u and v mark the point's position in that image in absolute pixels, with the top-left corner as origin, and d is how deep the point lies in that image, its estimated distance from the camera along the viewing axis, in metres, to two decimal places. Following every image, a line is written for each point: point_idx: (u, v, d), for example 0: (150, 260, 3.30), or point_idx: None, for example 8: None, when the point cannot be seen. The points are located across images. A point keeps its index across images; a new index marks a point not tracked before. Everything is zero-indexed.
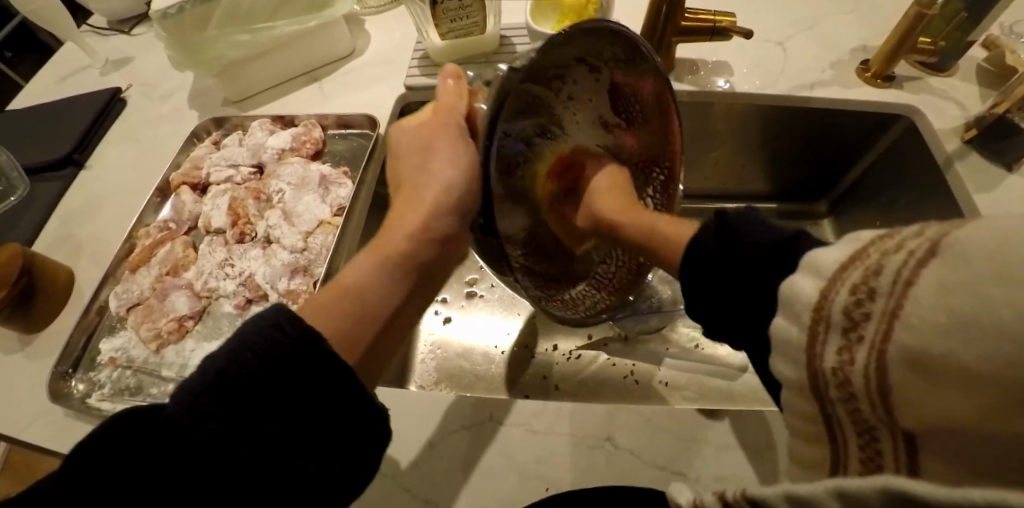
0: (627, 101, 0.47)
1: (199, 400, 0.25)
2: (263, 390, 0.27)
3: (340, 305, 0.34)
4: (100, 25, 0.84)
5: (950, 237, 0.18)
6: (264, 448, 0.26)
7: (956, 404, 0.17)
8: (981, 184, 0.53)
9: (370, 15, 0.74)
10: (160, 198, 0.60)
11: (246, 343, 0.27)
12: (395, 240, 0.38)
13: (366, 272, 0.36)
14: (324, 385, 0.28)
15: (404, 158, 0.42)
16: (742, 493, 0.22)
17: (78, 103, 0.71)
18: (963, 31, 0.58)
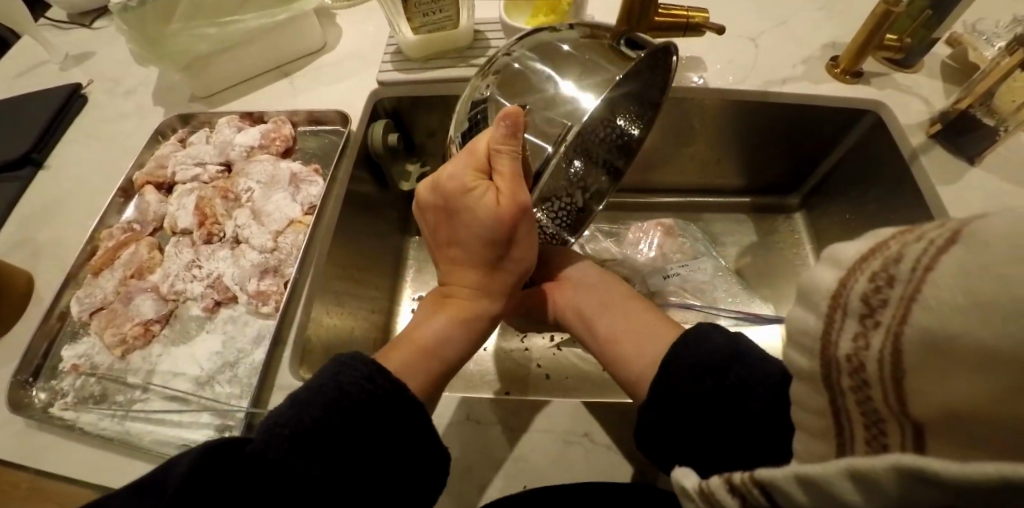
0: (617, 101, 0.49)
1: (292, 437, 0.31)
2: (345, 431, 0.32)
3: (426, 364, 0.38)
4: (60, 18, 0.81)
5: (971, 226, 0.17)
6: (327, 489, 0.30)
7: (972, 389, 0.17)
8: (946, 178, 0.55)
9: (342, 9, 0.73)
10: (124, 198, 0.58)
11: (344, 391, 0.33)
12: (472, 307, 0.40)
13: (449, 336, 0.40)
14: (390, 429, 0.33)
15: (460, 220, 0.38)
16: (750, 476, 0.23)
17: (36, 100, 0.68)
18: (928, 28, 0.60)
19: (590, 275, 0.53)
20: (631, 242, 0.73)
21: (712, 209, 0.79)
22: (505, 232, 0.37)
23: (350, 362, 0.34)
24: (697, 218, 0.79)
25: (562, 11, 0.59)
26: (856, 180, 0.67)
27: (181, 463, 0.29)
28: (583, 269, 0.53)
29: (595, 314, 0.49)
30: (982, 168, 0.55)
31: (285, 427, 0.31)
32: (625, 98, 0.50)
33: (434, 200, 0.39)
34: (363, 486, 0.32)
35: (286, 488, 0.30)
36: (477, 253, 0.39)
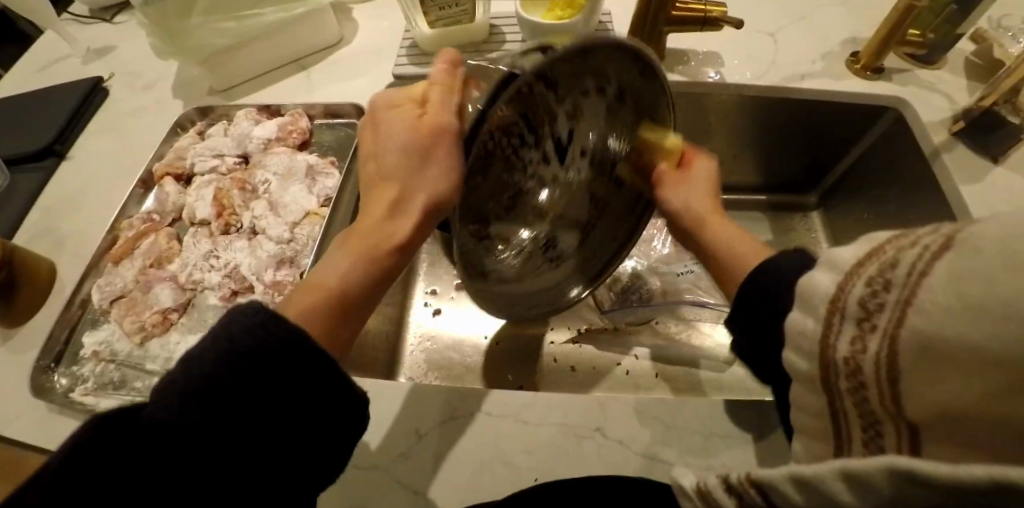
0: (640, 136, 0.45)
1: (179, 402, 0.24)
2: (247, 390, 0.26)
3: (322, 307, 0.33)
4: (82, 13, 0.82)
5: (963, 232, 0.17)
6: (228, 456, 0.24)
7: (964, 392, 0.17)
8: (968, 176, 0.54)
9: (358, 3, 0.73)
10: (143, 189, 0.59)
11: (230, 341, 0.26)
12: (378, 234, 0.37)
13: (350, 273, 0.35)
14: (306, 381, 0.28)
15: (384, 134, 0.38)
16: (747, 477, 0.23)
17: (59, 93, 0.70)
18: (951, 24, 0.59)
19: (706, 201, 0.48)
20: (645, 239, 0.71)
21: (729, 206, 0.78)
22: (420, 144, 0.36)
23: (233, 309, 0.27)
24: None
25: (579, 6, 0.58)
26: (875, 179, 0.66)
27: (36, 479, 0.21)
28: (695, 193, 0.48)
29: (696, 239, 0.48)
30: (1007, 166, 0.54)
31: (166, 393, 0.24)
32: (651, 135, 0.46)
33: (375, 120, 0.40)
34: (276, 431, 0.26)
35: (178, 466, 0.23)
36: (396, 171, 0.37)
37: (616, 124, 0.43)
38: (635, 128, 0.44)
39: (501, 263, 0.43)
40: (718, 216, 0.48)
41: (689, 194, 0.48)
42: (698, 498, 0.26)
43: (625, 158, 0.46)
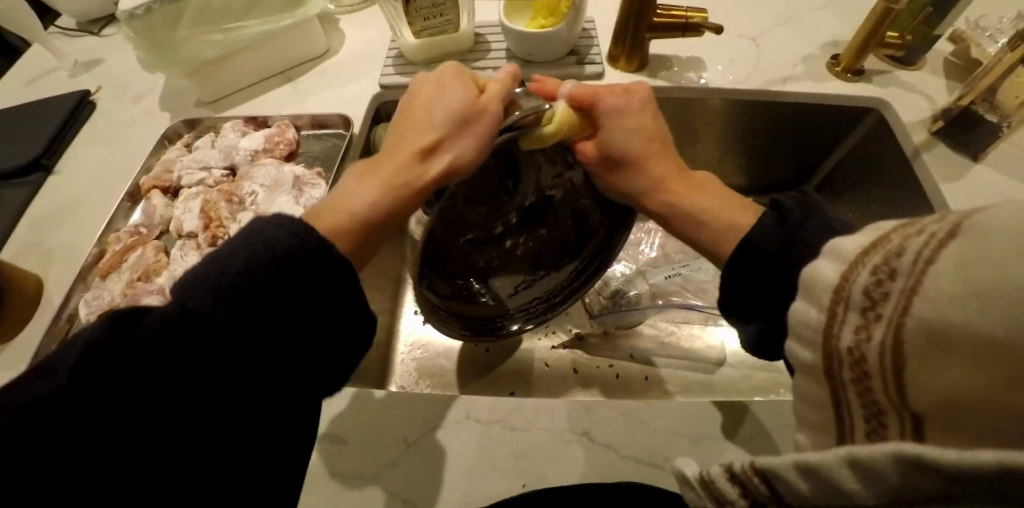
0: (593, 214, 0.50)
1: (212, 295, 0.27)
2: (269, 294, 0.29)
3: (345, 227, 0.36)
4: (69, 26, 0.82)
5: (971, 220, 0.17)
6: (244, 348, 0.27)
7: (967, 378, 0.17)
8: (948, 174, 0.55)
9: (345, 14, 0.73)
10: (131, 202, 0.59)
11: (268, 244, 0.30)
12: (399, 174, 0.37)
13: (372, 204, 0.36)
14: (319, 300, 0.31)
15: (440, 92, 0.40)
16: (751, 465, 0.23)
17: (46, 106, 0.69)
18: (930, 25, 0.60)
19: (674, 174, 0.43)
20: (632, 243, 0.73)
21: None
22: (466, 111, 0.38)
23: (272, 221, 0.31)
24: None
25: (561, 14, 0.58)
26: (860, 179, 0.67)
27: (86, 333, 0.25)
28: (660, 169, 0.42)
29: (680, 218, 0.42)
30: (987, 164, 0.55)
31: (205, 282, 0.28)
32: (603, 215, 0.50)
33: (433, 76, 0.42)
34: (283, 344, 0.29)
35: (195, 347, 0.26)
36: (434, 123, 0.38)
37: (577, 189, 0.49)
38: (589, 201, 0.50)
39: (448, 289, 0.46)
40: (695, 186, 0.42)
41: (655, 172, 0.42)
42: (702, 488, 0.26)
43: (581, 224, 0.51)
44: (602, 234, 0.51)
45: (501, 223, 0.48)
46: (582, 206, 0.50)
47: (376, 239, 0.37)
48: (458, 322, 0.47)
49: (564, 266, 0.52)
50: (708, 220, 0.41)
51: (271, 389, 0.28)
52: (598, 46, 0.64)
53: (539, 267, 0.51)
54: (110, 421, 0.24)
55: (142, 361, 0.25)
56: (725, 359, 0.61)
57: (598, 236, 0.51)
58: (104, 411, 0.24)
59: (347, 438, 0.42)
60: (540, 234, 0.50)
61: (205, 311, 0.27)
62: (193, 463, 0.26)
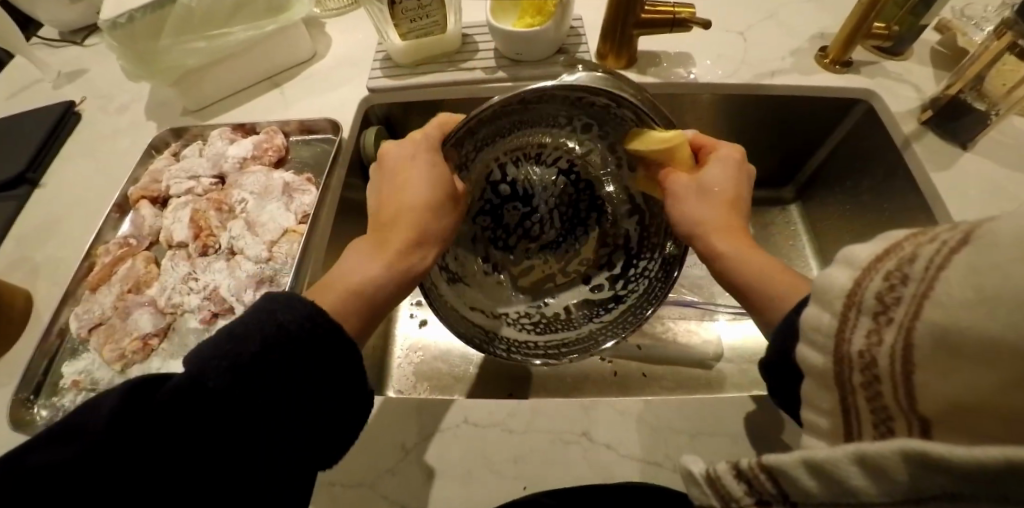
0: (637, 246, 0.49)
1: (229, 368, 0.28)
2: (287, 370, 0.30)
3: (353, 304, 0.37)
4: (52, 37, 0.81)
5: (983, 228, 0.19)
6: (265, 423, 0.28)
7: (979, 381, 0.19)
8: (939, 162, 0.55)
9: (331, 18, 0.73)
10: (119, 214, 0.58)
11: (283, 326, 0.30)
12: (395, 248, 0.39)
13: (381, 281, 0.38)
14: (334, 365, 0.32)
15: (405, 175, 0.42)
16: (758, 463, 0.25)
17: (30, 119, 0.69)
18: (916, 14, 0.60)
19: (722, 218, 0.41)
20: None
21: None
22: (446, 190, 0.42)
23: (282, 298, 0.31)
24: None
25: (547, 13, 0.58)
26: (850, 170, 0.68)
27: (109, 402, 0.25)
28: (705, 208, 0.41)
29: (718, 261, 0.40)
30: (975, 152, 0.55)
31: (218, 359, 0.28)
32: (648, 251, 0.48)
33: (410, 142, 0.42)
34: (306, 414, 0.30)
35: (221, 427, 0.27)
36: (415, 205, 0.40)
37: (623, 217, 0.50)
38: (631, 237, 0.49)
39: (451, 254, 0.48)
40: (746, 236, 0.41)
41: (700, 207, 0.41)
42: (707, 485, 0.28)
43: (612, 256, 0.50)
44: (647, 270, 0.47)
45: (534, 216, 0.52)
46: (619, 239, 0.50)
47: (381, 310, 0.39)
48: (449, 288, 0.47)
49: (586, 294, 0.50)
50: (765, 275, 0.38)
51: (274, 456, 0.28)
52: (586, 44, 0.64)
53: (557, 287, 0.51)
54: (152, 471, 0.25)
55: (163, 437, 0.25)
56: (722, 354, 0.61)
57: (644, 272, 0.47)
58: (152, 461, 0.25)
59: None
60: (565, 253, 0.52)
61: (219, 387, 0.27)
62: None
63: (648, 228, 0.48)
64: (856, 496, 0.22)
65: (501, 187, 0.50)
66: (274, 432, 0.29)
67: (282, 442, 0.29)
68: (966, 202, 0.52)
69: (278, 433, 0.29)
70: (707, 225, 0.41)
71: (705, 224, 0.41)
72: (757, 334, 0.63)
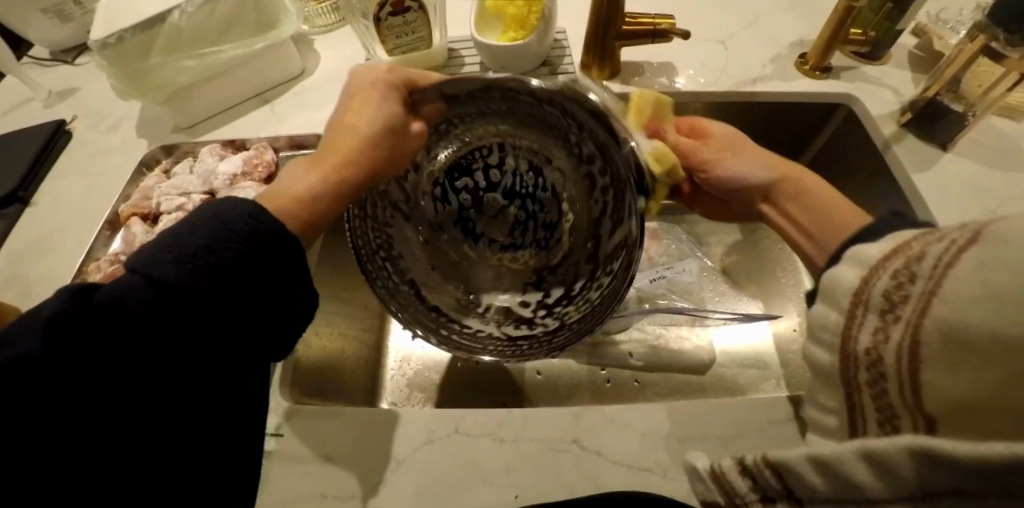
0: (576, 292, 0.45)
1: (178, 262, 0.27)
2: (241, 277, 0.29)
3: (298, 212, 0.35)
4: (43, 56, 0.81)
5: (992, 228, 0.21)
6: (221, 339, 0.28)
7: (983, 375, 0.21)
8: (920, 164, 0.56)
9: (320, 34, 0.74)
10: (111, 231, 0.59)
11: (228, 224, 0.29)
12: (343, 158, 0.38)
13: (315, 191, 0.36)
14: (286, 281, 0.31)
15: (360, 87, 0.41)
16: (764, 460, 0.28)
17: (21, 137, 0.69)
18: (892, 20, 0.61)
19: (762, 158, 0.46)
20: None
21: None
22: (404, 121, 0.40)
23: (232, 200, 0.30)
24: (681, 219, 0.76)
25: (531, 26, 0.59)
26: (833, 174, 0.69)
27: (45, 306, 0.24)
28: (744, 159, 0.46)
29: (792, 201, 0.43)
30: (955, 153, 0.57)
31: (168, 253, 0.27)
32: (581, 301, 0.44)
33: (377, 71, 0.42)
34: (263, 327, 0.31)
35: (179, 336, 0.26)
36: (369, 120, 0.39)
37: (582, 262, 0.45)
38: (578, 279, 0.45)
39: (410, 209, 0.47)
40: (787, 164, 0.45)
41: (743, 153, 0.46)
42: (712, 480, 0.31)
43: (553, 286, 0.46)
44: (568, 316, 0.44)
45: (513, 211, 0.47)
46: (567, 279, 0.46)
47: (324, 219, 0.37)
48: (398, 238, 0.47)
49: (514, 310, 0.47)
50: (822, 215, 0.41)
51: (238, 382, 0.29)
52: (571, 56, 0.65)
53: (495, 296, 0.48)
54: (91, 373, 0.24)
55: (107, 344, 0.25)
56: (715, 360, 0.62)
57: (571, 312, 0.44)
58: (93, 371, 0.24)
59: (339, 458, 0.42)
60: (517, 254, 0.49)
61: (178, 287, 0.26)
62: (167, 423, 0.27)
63: (591, 281, 0.43)
64: (860, 492, 0.23)
65: (492, 174, 0.46)
66: (240, 350, 0.29)
67: (251, 370, 0.30)
68: (946, 201, 0.53)
69: (244, 359, 0.29)
70: (746, 168, 0.46)
71: (736, 165, 0.46)
72: (748, 338, 0.64)
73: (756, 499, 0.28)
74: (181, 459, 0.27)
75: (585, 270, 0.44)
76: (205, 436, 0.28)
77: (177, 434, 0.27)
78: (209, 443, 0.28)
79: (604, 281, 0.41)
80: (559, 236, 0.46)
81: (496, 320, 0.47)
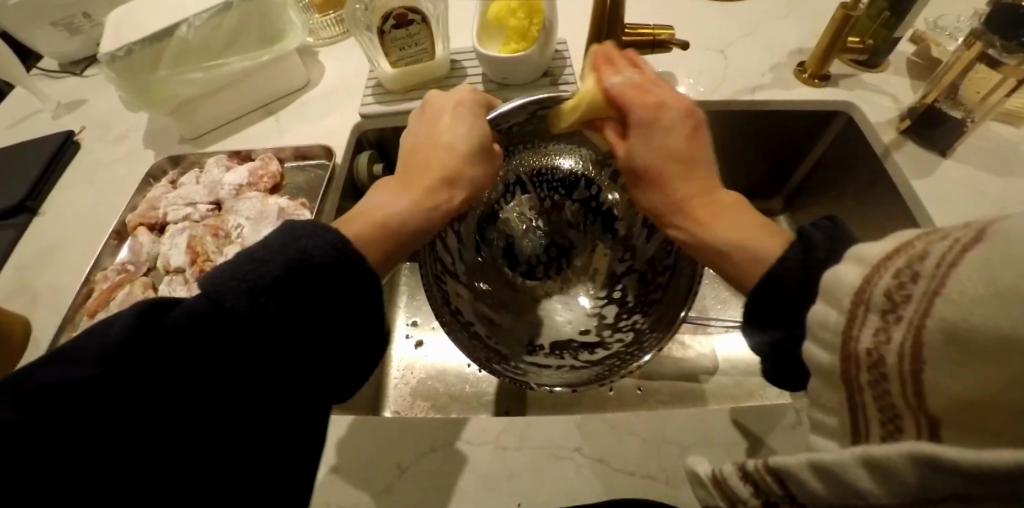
0: (633, 303, 0.49)
1: (250, 293, 0.29)
2: (299, 305, 0.30)
3: (383, 238, 0.36)
4: (52, 68, 0.83)
5: (996, 225, 0.21)
6: (256, 356, 0.28)
7: (986, 374, 0.20)
8: (919, 170, 0.56)
9: (324, 46, 0.75)
10: (117, 240, 0.59)
11: (307, 254, 0.31)
12: (432, 182, 0.39)
13: (409, 215, 0.38)
14: (344, 315, 0.32)
15: (440, 110, 0.43)
16: (765, 464, 0.28)
17: (30, 148, 0.70)
18: (889, 28, 0.62)
19: (691, 179, 0.39)
20: None
21: None
22: (488, 144, 0.42)
23: (309, 229, 0.32)
24: None
25: (532, 37, 0.59)
26: (833, 181, 0.70)
27: (117, 320, 0.27)
28: (668, 172, 0.39)
29: (696, 227, 0.38)
30: (955, 159, 0.57)
31: (241, 281, 0.29)
32: (647, 309, 0.47)
33: (461, 93, 0.44)
34: (329, 368, 0.32)
35: (241, 354, 0.28)
36: (456, 145, 0.40)
37: (625, 276, 0.51)
38: (631, 287, 0.50)
39: (456, 262, 0.49)
40: (715, 196, 0.39)
41: (673, 166, 0.39)
42: (715, 487, 0.31)
43: (608, 306, 0.50)
44: (636, 324, 0.47)
45: (554, 238, 0.55)
46: (616, 294, 0.51)
47: (405, 245, 0.38)
48: (449, 286, 0.47)
49: (574, 335, 0.49)
50: (729, 253, 0.36)
51: (240, 398, 0.28)
52: (571, 66, 0.66)
53: (555, 317, 0.51)
54: (142, 384, 0.27)
55: (169, 356, 0.27)
56: (718, 367, 0.62)
57: (642, 320, 0.47)
58: (150, 378, 0.27)
59: (343, 466, 0.42)
60: (564, 283, 0.54)
61: (238, 309, 0.28)
62: (193, 432, 0.28)
63: (644, 285, 0.49)
64: (864, 497, 0.23)
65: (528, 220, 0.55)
66: (251, 365, 0.28)
67: (258, 380, 0.28)
68: (947, 207, 0.53)
69: (258, 366, 0.28)
70: (661, 177, 0.39)
71: (646, 170, 0.40)
72: None
73: (758, 502, 0.28)
74: (226, 463, 0.28)
75: (638, 284, 0.50)
76: (210, 450, 0.28)
77: (201, 447, 0.28)
78: (209, 442, 0.28)
79: (660, 278, 0.47)
80: (597, 264, 0.54)
81: (566, 347, 0.48)
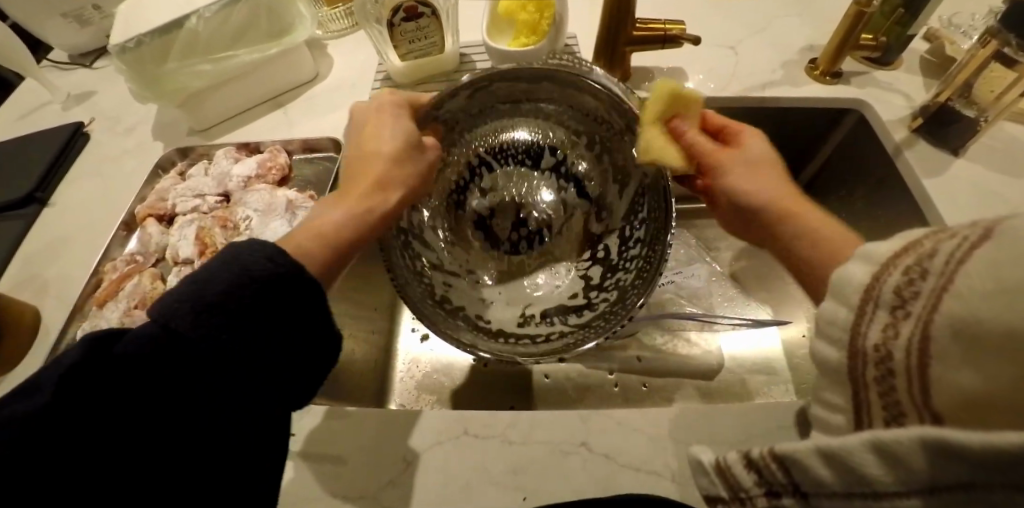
0: (616, 259, 0.47)
1: (193, 311, 0.28)
2: (251, 314, 0.30)
3: (326, 247, 0.37)
4: (61, 60, 0.83)
5: (1004, 225, 0.21)
6: (218, 368, 0.28)
7: (993, 367, 0.20)
8: (931, 169, 0.56)
9: (333, 39, 0.75)
10: (127, 231, 0.60)
11: (245, 269, 0.30)
12: (367, 188, 0.40)
13: (345, 222, 0.38)
14: (299, 312, 0.32)
15: (365, 120, 0.43)
16: (770, 455, 0.28)
17: (40, 139, 0.70)
18: (903, 25, 0.61)
19: (776, 179, 0.42)
20: None
21: (706, 215, 0.77)
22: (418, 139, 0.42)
23: (246, 247, 0.31)
24: (691, 223, 0.76)
25: (542, 32, 0.59)
26: (843, 180, 0.69)
27: (68, 355, 0.26)
28: (749, 172, 0.43)
29: (787, 224, 0.40)
30: (967, 158, 0.56)
31: (185, 303, 0.28)
32: (627, 265, 0.45)
33: (383, 100, 0.44)
34: (289, 350, 0.32)
35: (195, 371, 0.28)
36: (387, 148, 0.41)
37: (607, 232, 0.48)
38: (611, 245, 0.48)
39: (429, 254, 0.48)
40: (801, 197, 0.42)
41: (763, 169, 0.43)
42: (717, 475, 0.31)
43: (593, 268, 0.48)
44: (621, 281, 0.45)
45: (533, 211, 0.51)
46: (599, 255, 0.48)
47: (351, 250, 0.38)
48: (427, 278, 0.47)
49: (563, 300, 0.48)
50: (820, 246, 0.38)
51: (217, 416, 0.28)
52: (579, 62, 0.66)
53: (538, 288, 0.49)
54: (103, 412, 0.26)
55: (123, 381, 0.26)
56: (723, 365, 0.62)
57: (630, 278, 0.44)
58: (100, 408, 0.26)
59: (348, 457, 0.42)
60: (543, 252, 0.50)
61: (186, 330, 0.28)
62: (167, 453, 0.27)
63: (626, 241, 0.46)
64: (869, 484, 0.23)
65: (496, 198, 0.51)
66: (214, 377, 0.28)
67: (226, 387, 0.28)
68: (959, 206, 0.53)
69: (227, 373, 0.28)
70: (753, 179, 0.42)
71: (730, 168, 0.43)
72: (756, 344, 0.64)
73: (761, 493, 0.28)
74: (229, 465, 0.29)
75: (621, 241, 0.47)
76: (204, 463, 0.28)
77: (182, 462, 0.27)
78: (208, 448, 0.28)
79: (638, 234, 0.45)
80: (577, 231, 0.50)
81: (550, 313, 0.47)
